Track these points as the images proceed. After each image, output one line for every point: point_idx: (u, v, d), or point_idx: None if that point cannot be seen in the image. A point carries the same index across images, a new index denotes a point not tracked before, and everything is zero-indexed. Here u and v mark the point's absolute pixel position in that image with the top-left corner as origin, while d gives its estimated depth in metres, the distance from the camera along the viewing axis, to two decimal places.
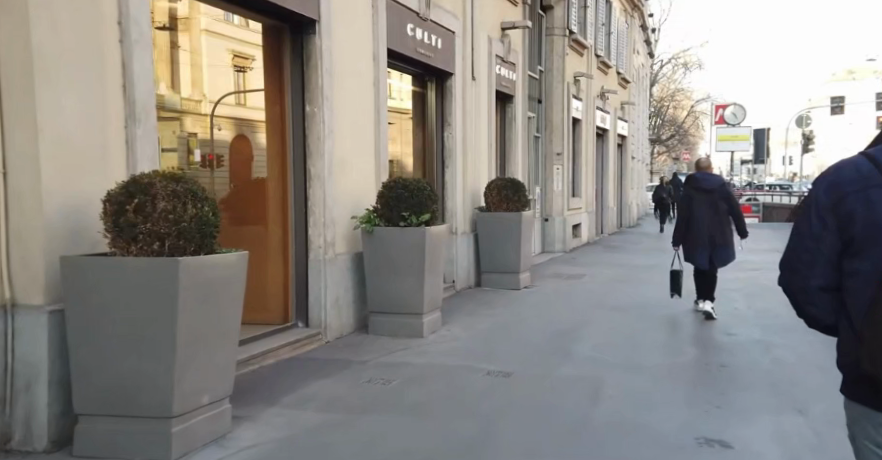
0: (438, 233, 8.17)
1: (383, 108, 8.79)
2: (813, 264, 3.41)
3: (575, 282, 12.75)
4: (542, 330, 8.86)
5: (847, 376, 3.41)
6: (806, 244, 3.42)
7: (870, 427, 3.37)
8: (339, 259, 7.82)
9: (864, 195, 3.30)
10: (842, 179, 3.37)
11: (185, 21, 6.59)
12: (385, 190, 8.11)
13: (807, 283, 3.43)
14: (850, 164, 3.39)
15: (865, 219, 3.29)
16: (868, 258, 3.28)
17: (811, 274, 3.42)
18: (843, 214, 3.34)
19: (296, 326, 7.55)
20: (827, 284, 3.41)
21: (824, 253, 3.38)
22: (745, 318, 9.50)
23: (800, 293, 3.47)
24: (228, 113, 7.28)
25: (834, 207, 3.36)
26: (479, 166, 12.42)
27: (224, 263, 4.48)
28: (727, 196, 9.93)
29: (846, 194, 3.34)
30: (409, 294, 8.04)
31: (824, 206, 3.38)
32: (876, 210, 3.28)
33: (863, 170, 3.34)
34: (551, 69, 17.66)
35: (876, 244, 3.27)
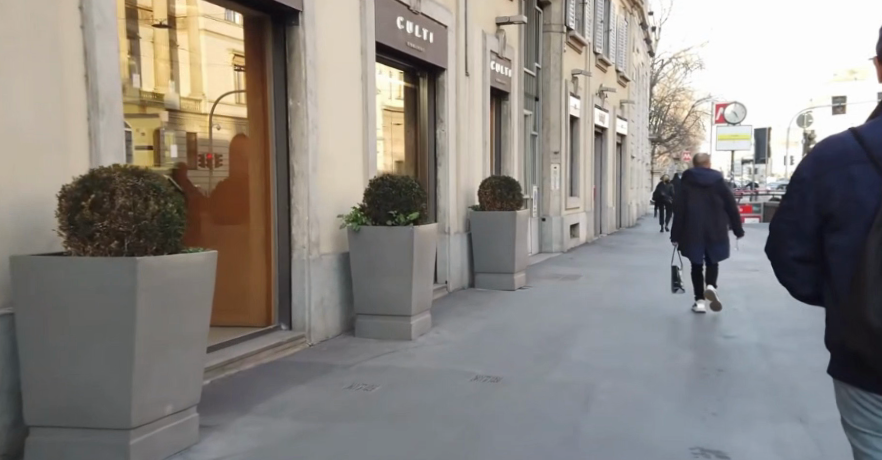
0: (427, 232, 7.90)
1: (371, 104, 8.55)
2: (793, 235, 3.31)
3: (571, 283, 12.49)
4: (535, 332, 8.62)
5: (833, 349, 3.25)
6: (788, 216, 3.32)
7: (859, 398, 3.19)
8: (325, 259, 7.57)
9: (845, 173, 3.16)
10: (824, 155, 3.23)
11: (184, 21, 6.88)
12: (372, 188, 7.85)
13: (785, 253, 3.36)
14: (835, 139, 3.24)
15: (844, 194, 3.15)
16: (846, 232, 3.15)
17: (790, 244, 3.33)
18: (822, 190, 3.20)
19: (279, 328, 7.29)
20: (805, 255, 3.31)
21: (806, 227, 3.27)
22: (744, 320, 9.26)
23: (779, 265, 3.39)
24: (228, 113, 7.34)
25: (815, 182, 3.23)
26: (473, 165, 12.17)
27: (188, 263, 4.21)
28: (723, 191, 9.83)
29: (828, 170, 3.20)
30: (397, 296, 7.78)
31: (808, 183, 3.25)
32: (857, 186, 3.13)
33: (848, 149, 3.19)
34: (548, 66, 17.42)
35: (855, 218, 3.13)
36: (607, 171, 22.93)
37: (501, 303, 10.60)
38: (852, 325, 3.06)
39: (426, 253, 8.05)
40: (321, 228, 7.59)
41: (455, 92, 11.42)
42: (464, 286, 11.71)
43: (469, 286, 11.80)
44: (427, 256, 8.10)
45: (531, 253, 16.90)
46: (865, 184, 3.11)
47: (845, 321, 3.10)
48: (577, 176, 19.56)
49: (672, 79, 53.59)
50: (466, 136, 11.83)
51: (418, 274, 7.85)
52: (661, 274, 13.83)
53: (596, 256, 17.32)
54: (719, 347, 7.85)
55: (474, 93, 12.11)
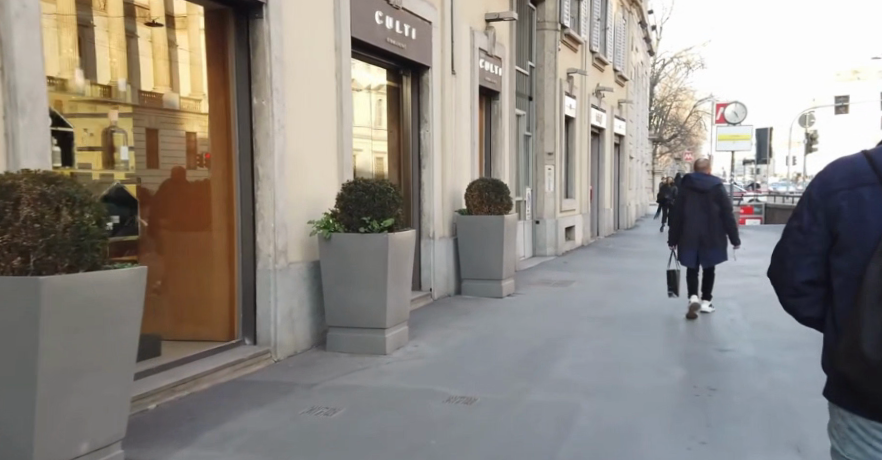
0: (403, 239, 7.45)
1: (345, 103, 8.08)
2: (797, 257, 3.20)
3: (563, 289, 12.04)
4: (519, 344, 8.19)
5: (831, 381, 3.15)
6: (793, 236, 3.22)
7: (859, 434, 3.08)
8: (294, 268, 7.11)
9: (855, 194, 3.08)
10: (834, 175, 3.15)
11: (182, 19, 6.67)
12: (344, 192, 7.40)
13: (792, 277, 3.22)
14: (847, 161, 3.16)
15: (851, 217, 3.07)
16: (849, 257, 3.07)
17: (795, 266, 3.21)
18: (831, 210, 3.12)
19: (243, 343, 6.84)
20: (814, 279, 3.19)
21: (813, 249, 3.16)
22: (740, 331, 8.82)
23: (783, 288, 3.26)
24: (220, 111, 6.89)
25: (824, 202, 3.14)
26: (461, 166, 11.72)
27: (114, 285, 4.02)
28: (720, 197, 9.39)
29: (836, 191, 3.12)
30: (371, 307, 7.31)
31: (815, 204, 3.17)
32: (864, 210, 3.04)
33: (859, 170, 3.11)
34: (542, 65, 16.97)
35: (860, 242, 3.05)
36: (604, 172, 22.46)
37: (487, 311, 10.17)
38: (849, 353, 2.97)
39: (403, 261, 7.58)
40: (290, 234, 7.12)
41: (440, 91, 10.97)
42: (450, 293, 11.26)
43: (455, 293, 11.35)
44: (404, 264, 7.62)
45: (524, 257, 16.45)
46: (873, 207, 3.03)
47: (841, 349, 3.02)
48: (573, 177, 19.10)
49: (673, 78, 53.08)
50: (453, 136, 11.38)
51: (393, 283, 7.38)
52: (656, 280, 13.37)
53: (591, 259, 16.86)
54: (712, 361, 7.41)
55: (461, 91, 11.66)
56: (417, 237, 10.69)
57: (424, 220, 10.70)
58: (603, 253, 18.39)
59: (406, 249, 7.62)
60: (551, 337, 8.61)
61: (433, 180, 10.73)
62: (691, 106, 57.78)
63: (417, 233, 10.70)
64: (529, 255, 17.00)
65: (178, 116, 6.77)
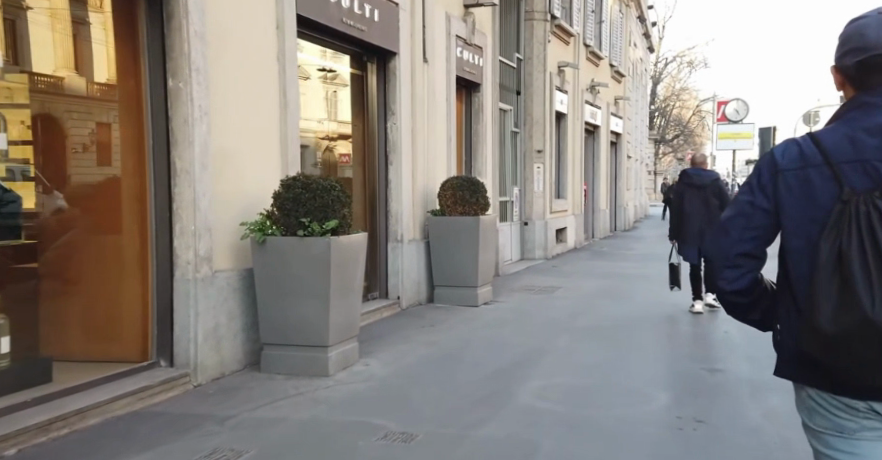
0: (348, 244, 6.52)
1: (291, 88, 7.16)
2: (743, 230, 3.01)
3: (546, 296, 11.10)
4: (485, 359, 7.29)
5: (781, 353, 2.98)
6: (742, 210, 3.01)
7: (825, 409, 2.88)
8: (222, 276, 6.20)
9: (803, 174, 2.89)
10: (782, 156, 2.95)
11: None
12: (282, 188, 6.47)
13: (730, 250, 3.03)
14: (792, 142, 2.98)
15: (798, 196, 2.89)
16: (798, 235, 2.89)
17: (738, 238, 3.01)
18: (778, 192, 2.93)
19: (158, 365, 5.91)
20: (753, 252, 3.01)
21: (760, 225, 2.98)
22: (736, 344, 7.88)
23: (719, 259, 3.07)
24: (131, 93, 5.86)
25: (772, 182, 2.95)
26: (435, 163, 10.79)
27: None
28: (719, 192, 8.86)
29: (781, 171, 2.93)
30: (312, 320, 6.37)
31: (763, 182, 2.98)
32: (813, 190, 2.87)
33: (806, 151, 2.92)
34: (530, 58, 16.04)
35: (811, 222, 2.87)
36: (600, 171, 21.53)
37: (458, 320, 9.26)
38: (804, 329, 2.78)
39: (351, 269, 6.67)
40: (215, 238, 6.20)
41: (410, 81, 10.08)
42: (422, 302, 10.33)
43: (427, 301, 10.41)
44: (352, 271, 6.69)
45: (510, 260, 15.53)
46: (822, 189, 2.85)
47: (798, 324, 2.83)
48: (564, 177, 18.17)
49: (676, 78, 52.06)
50: (426, 130, 10.48)
51: (338, 293, 6.45)
52: (649, 285, 12.41)
53: (583, 263, 15.91)
54: (702, 382, 6.50)
55: (436, 81, 10.76)
56: (384, 239, 9.84)
57: (392, 221, 9.83)
58: (595, 256, 17.45)
59: (354, 255, 6.70)
60: (522, 351, 7.69)
61: (402, 176, 9.84)
62: (694, 106, 56.76)
63: (384, 235, 9.84)
64: (517, 259, 16.04)
65: (92, 105, 5.80)
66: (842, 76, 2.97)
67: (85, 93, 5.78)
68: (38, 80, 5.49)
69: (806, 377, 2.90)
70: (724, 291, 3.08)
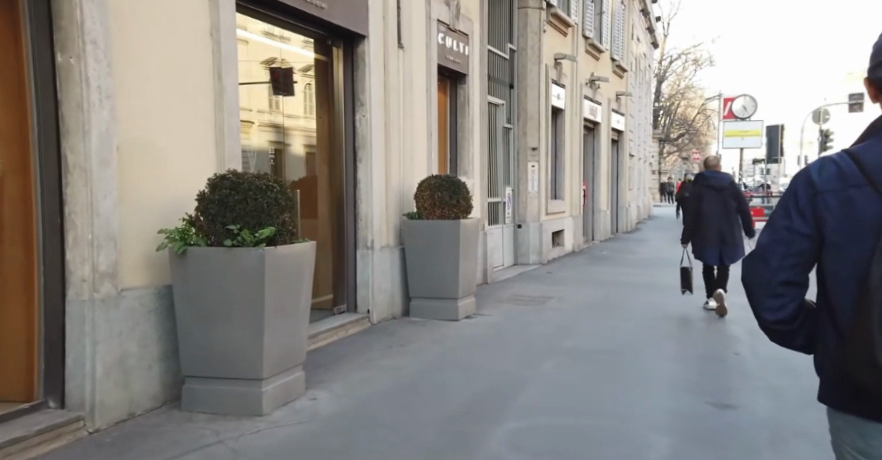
0: (287, 255, 5.43)
1: (228, 72, 6.10)
2: (783, 257, 2.76)
3: (537, 308, 10.03)
4: (454, 390, 6.25)
5: (832, 390, 2.73)
6: (779, 235, 2.77)
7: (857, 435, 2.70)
8: (130, 295, 5.11)
9: (844, 194, 2.67)
10: (820, 176, 2.73)
11: None
12: (209, 188, 5.39)
13: (771, 277, 2.78)
14: (828, 159, 2.76)
15: (840, 219, 2.67)
16: (844, 260, 2.67)
17: (779, 266, 2.76)
18: (819, 216, 2.70)
19: (45, 406, 4.84)
20: (793, 279, 2.76)
21: (801, 250, 2.73)
22: (748, 369, 6.79)
23: (760, 288, 2.81)
24: (13, 71, 4.74)
25: (811, 204, 2.72)
26: (412, 161, 9.68)
27: None
28: (737, 193, 9.18)
29: (820, 191, 2.71)
30: (242, 350, 5.29)
31: (800, 203, 2.75)
32: (858, 210, 2.64)
33: (844, 169, 2.70)
34: (524, 48, 14.95)
35: (859, 246, 2.64)
36: (601, 170, 20.42)
37: (432, 337, 8.20)
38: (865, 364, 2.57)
39: (295, 285, 5.61)
40: (122, 249, 5.12)
41: (383, 68, 9.02)
42: (397, 316, 9.25)
43: (402, 316, 9.31)
44: (294, 288, 5.61)
45: (502, 266, 14.43)
46: (867, 210, 2.63)
47: (855, 359, 2.60)
48: (561, 177, 17.05)
49: (680, 76, 50.81)
50: (402, 122, 9.40)
51: (274, 315, 5.36)
52: (652, 294, 11.27)
53: (581, 269, 14.76)
54: (706, 421, 5.42)
55: (414, 69, 9.69)
56: (352, 245, 8.83)
57: (361, 224, 8.81)
58: (595, 260, 16.32)
59: (297, 269, 5.63)
60: (502, 376, 6.68)
61: (371, 175, 8.79)
62: (700, 105, 55.36)
63: (352, 241, 8.84)
64: (509, 264, 14.89)
65: None
66: (876, 87, 2.76)
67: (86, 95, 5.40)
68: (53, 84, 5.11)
69: (859, 410, 2.68)
70: (767, 323, 2.81)
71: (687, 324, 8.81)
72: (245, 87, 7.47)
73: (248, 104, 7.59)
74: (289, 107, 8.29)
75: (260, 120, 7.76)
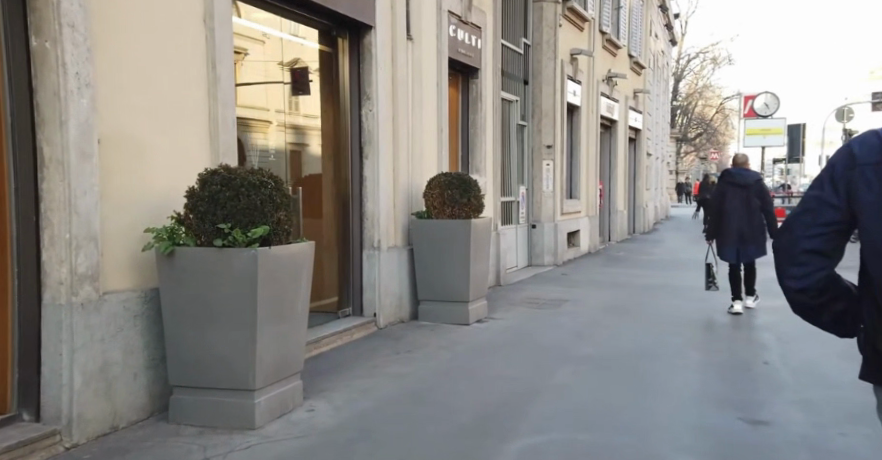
0: (282, 256, 5.06)
1: (224, 59, 5.74)
2: (808, 227, 2.88)
3: (551, 311, 9.65)
4: (465, 400, 5.91)
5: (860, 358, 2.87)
6: (808, 206, 2.89)
7: None
8: (113, 299, 4.75)
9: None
10: (860, 149, 2.82)
11: None
12: (199, 184, 5.02)
13: (796, 245, 2.91)
14: (871, 134, 2.84)
15: (873, 192, 2.76)
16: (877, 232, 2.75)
17: (803, 235, 2.89)
18: (854, 188, 2.79)
19: (19, 419, 4.49)
20: (821, 249, 2.87)
21: (830, 221, 2.84)
22: (779, 379, 6.41)
23: (784, 256, 2.95)
24: None
25: (846, 176, 2.82)
26: (422, 159, 9.31)
27: None
28: (762, 191, 8.99)
29: (859, 164, 2.80)
30: (233, 359, 4.91)
31: (836, 175, 2.84)
32: None
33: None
34: (539, 44, 14.56)
35: None
36: (617, 170, 19.98)
37: (443, 342, 7.85)
38: None
39: (292, 289, 5.24)
40: (104, 249, 4.76)
41: (391, 61, 8.65)
42: (406, 320, 8.88)
43: (411, 319, 8.94)
44: (291, 293, 5.23)
45: (516, 267, 14.04)
46: None
47: None
48: (577, 175, 16.63)
49: (699, 75, 50.17)
50: (410, 118, 9.02)
51: (268, 322, 4.98)
52: (671, 297, 10.87)
53: (597, 270, 14.36)
54: (735, 437, 5.06)
55: (424, 62, 9.32)
56: (359, 245, 8.46)
57: (368, 225, 8.43)
58: (612, 261, 15.90)
59: (294, 271, 5.25)
60: (515, 385, 6.31)
61: (379, 172, 8.41)
62: (718, 105, 54.69)
63: (358, 241, 8.47)
64: (524, 265, 14.49)
65: None
66: None
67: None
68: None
69: None
70: (790, 290, 2.94)
71: (709, 329, 8.42)
72: (262, 87, 7.49)
73: (266, 104, 7.62)
74: (308, 106, 8.22)
75: (278, 120, 7.76)
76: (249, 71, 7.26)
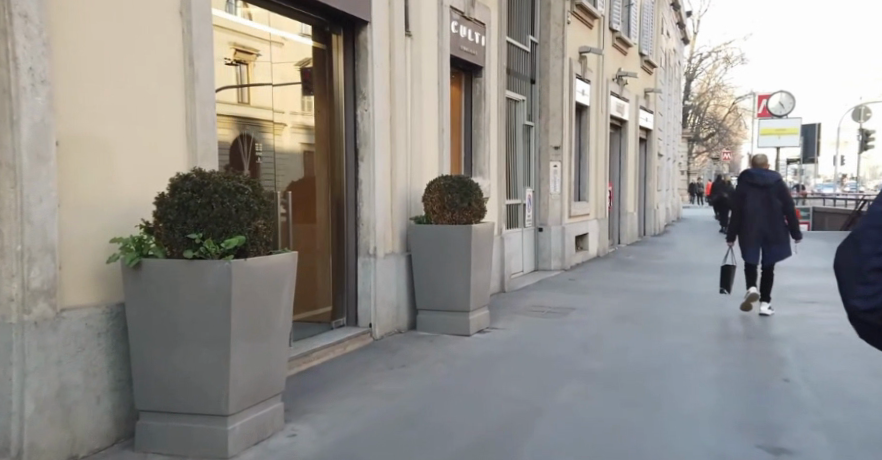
0: (261, 268, 4.64)
1: (202, 56, 5.33)
2: (875, 247, 3.07)
3: (556, 320, 9.23)
4: (462, 423, 5.50)
5: None
6: (874, 227, 3.09)
7: None
8: (72, 318, 4.37)
9: None
10: None
11: None
12: (170, 189, 4.61)
13: (863, 266, 3.10)
14: None
15: None
16: None
17: (871, 254, 3.08)
18: None
19: None
20: None
21: None
22: (800, 400, 5.98)
23: (853, 276, 3.13)
24: None
25: None
26: (421, 160, 8.89)
27: None
28: (781, 192, 9.54)
29: None
30: (204, 381, 4.51)
31: None
32: None
33: None
34: (546, 42, 14.13)
35: None
36: (627, 170, 19.53)
37: (442, 355, 7.44)
38: None
39: (274, 304, 4.80)
40: (62, 263, 4.38)
41: (388, 59, 8.25)
42: (403, 330, 8.46)
43: (409, 329, 8.53)
44: (272, 308, 4.79)
45: (522, 271, 13.61)
46: None
47: None
48: (585, 177, 16.20)
49: (710, 74, 49.60)
50: (409, 118, 8.61)
51: (244, 342, 4.56)
52: (682, 305, 10.42)
53: (606, 275, 13.91)
54: None
55: (424, 60, 8.91)
56: (354, 251, 8.07)
57: (363, 230, 8.04)
58: (621, 265, 15.43)
59: (275, 285, 4.82)
60: (516, 406, 5.91)
61: (375, 175, 8.01)
62: (730, 104, 54.08)
63: (354, 247, 8.07)
64: (530, 269, 14.07)
65: None
66: None
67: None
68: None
69: None
70: (858, 309, 3.12)
71: (724, 342, 7.98)
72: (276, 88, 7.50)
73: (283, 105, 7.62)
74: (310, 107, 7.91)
75: (293, 122, 7.71)
76: (261, 73, 7.27)
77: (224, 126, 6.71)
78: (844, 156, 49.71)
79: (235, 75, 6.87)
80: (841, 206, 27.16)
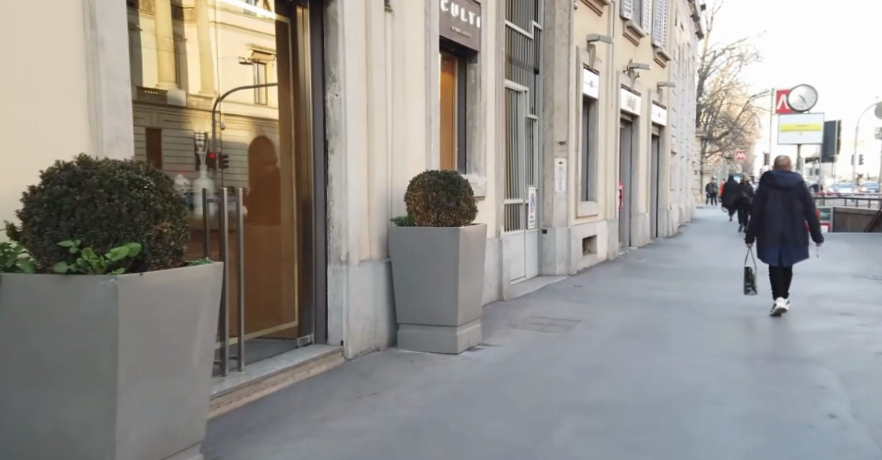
0: (160, 285, 3.56)
1: (109, 21, 4.45)
2: None
3: (559, 336, 8.12)
4: None
5: None
6: None
7: None
8: None
9: None
10: None
11: None
12: (43, 181, 3.55)
13: None
14: None
15: None
16: None
17: None
18: None
19: None
20: None
21: None
22: (853, 444, 4.92)
23: None
24: None
25: None
26: (405, 154, 7.80)
27: None
28: (804, 194, 9.16)
29: None
30: (77, 431, 3.49)
31: None
32: None
33: None
34: (551, 28, 13.03)
35: None
36: (638, 168, 18.34)
37: (420, 379, 6.35)
38: None
39: (185, 330, 3.73)
40: None
41: (364, 37, 7.18)
42: (383, 347, 7.38)
43: (388, 347, 7.43)
44: (183, 336, 3.72)
45: (523, 277, 12.49)
46: None
47: None
48: (593, 175, 15.07)
49: (724, 73, 48.28)
50: (389, 105, 7.53)
51: (134, 382, 3.51)
52: (700, 317, 9.30)
53: (616, 281, 12.79)
54: None
55: (407, 39, 7.82)
56: (323, 258, 7.00)
57: (333, 234, 6.94)
58: (632, 270, 14.30)
59: (189, 308, 3.73)
60: (508, 451, 4.85)
61: (347, 170, 6.92)
62: (744, 103, 52.71)
63: (323, 254, 7.00)
64: (533, 274, 12.95)
65: None
66: None
67: (185, 104, 6.21)
68: (146, 93, 5.78)
69: None
70: None
71: (752, 365, 6.89)
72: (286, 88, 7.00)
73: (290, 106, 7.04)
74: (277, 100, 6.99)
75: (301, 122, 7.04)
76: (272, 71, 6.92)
77: (245, 127, 6.73)
78: (862, 156, 48.28)
79: (252, 76, 6.81)
80: (862, 207, 25.89)
